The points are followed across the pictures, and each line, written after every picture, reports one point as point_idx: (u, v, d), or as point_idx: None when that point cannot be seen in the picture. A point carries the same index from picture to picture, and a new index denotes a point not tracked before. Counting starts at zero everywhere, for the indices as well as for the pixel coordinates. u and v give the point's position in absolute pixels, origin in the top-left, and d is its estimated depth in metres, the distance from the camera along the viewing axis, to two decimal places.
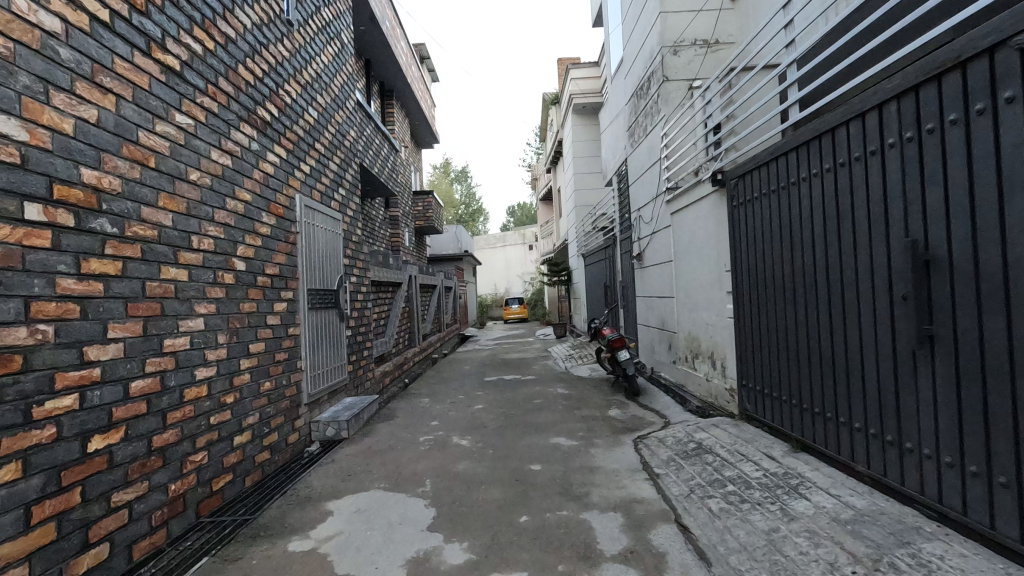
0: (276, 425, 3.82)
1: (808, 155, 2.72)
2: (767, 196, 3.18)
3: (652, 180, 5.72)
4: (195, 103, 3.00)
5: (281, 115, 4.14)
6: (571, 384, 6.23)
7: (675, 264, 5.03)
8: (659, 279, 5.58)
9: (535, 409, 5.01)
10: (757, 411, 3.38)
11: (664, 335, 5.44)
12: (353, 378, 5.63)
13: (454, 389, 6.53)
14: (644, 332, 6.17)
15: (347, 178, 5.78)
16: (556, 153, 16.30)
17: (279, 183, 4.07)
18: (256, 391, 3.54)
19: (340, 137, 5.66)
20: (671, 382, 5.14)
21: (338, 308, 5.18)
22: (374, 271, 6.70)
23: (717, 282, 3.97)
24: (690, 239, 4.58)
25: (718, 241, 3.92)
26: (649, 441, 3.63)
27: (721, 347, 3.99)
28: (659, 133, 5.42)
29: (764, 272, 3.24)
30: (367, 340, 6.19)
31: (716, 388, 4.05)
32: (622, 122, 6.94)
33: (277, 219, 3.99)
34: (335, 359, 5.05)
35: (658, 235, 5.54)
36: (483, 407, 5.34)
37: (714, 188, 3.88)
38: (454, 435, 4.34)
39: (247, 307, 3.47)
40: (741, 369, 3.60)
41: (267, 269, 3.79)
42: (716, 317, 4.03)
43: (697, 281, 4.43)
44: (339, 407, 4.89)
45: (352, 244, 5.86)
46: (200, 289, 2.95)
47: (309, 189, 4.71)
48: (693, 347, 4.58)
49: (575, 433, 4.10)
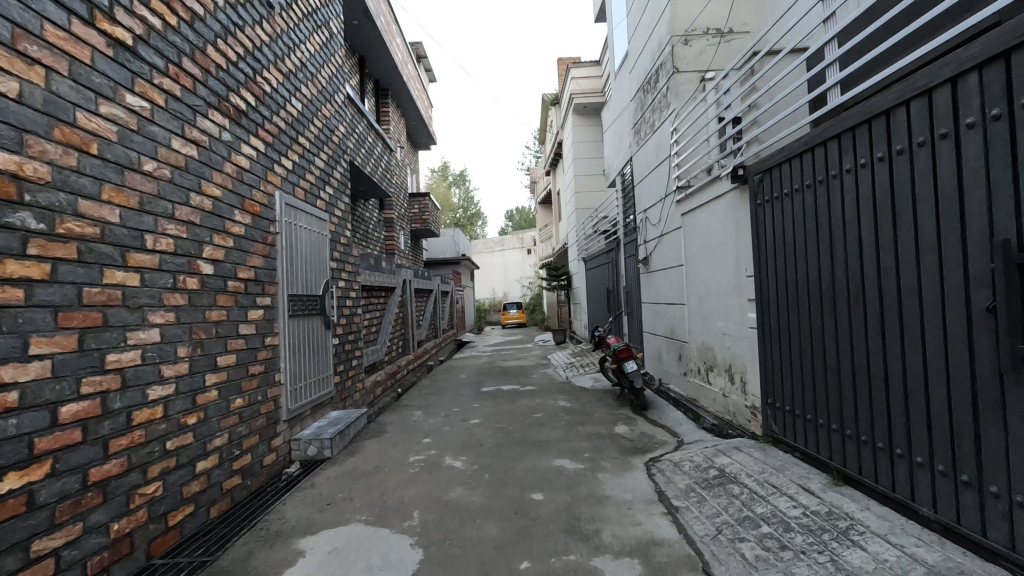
0: (249, 446, 3.44)
1: (855, 143, 2.39)
2: (800, 191, 2.84)
3: (660, 179, 5.37)
4: (152, 84, 2.64)
5: (258, 104, 3.78)
6: (573, 395, 5.87)
7: (687, 268, 4.67)
8: (668, 285, 5.24)
9: (536, 425, 4.64)
10: (785, 434, 3.02)
11: (673, 345, 5.09)
12: (340, 390, 5.26)
13: (449, 401, 6.14)
14: (650, 340, 5.82)
15: (335, 176, 5.41)
16: (556, 156, 15.98)
17: (256, 178, 3.70)
18: (225, 409, 3.17)
19: (328, 131, 5.30)
20: (681, 395, 4.78)
21: (324, 315, 4.80)
22: (365, 275, 6.34)
23: (737, 288, 3.61)
24: (704, 241, 4.22)
25: (739, 244, 3.56)
26: (663, 465, 3.27)
27: (740, 360, 3.63)
28: (668, 128, 5.08)
29: (796, 278, 2.89)
30: (357, 349, 5.82)
31: (735, 404, 3.69)
32: (627, 119, 6.59)
33: (253, 218, 3.63)
34: (320, 370, 4.68)
35: (667, 238, 5.20)
36: (479, 422, 4.97)
37: (735, 185, 3.53)
38: (447, 455, 3.97)
39: (215, 316, 3.10)
40: (766, 386, 3.23)
41: (241, 273, 3.42)
42: (735, 327, 3.67)
43: (712, 288, 4.08)
44: (323, 423, 4.53)
45: (340, 245, 5.49)
46: (155, 295, 2.58)
47: (292, 187, 4.34)
48: (708, 359, 4.22)
49: (580, 453, 3.74)
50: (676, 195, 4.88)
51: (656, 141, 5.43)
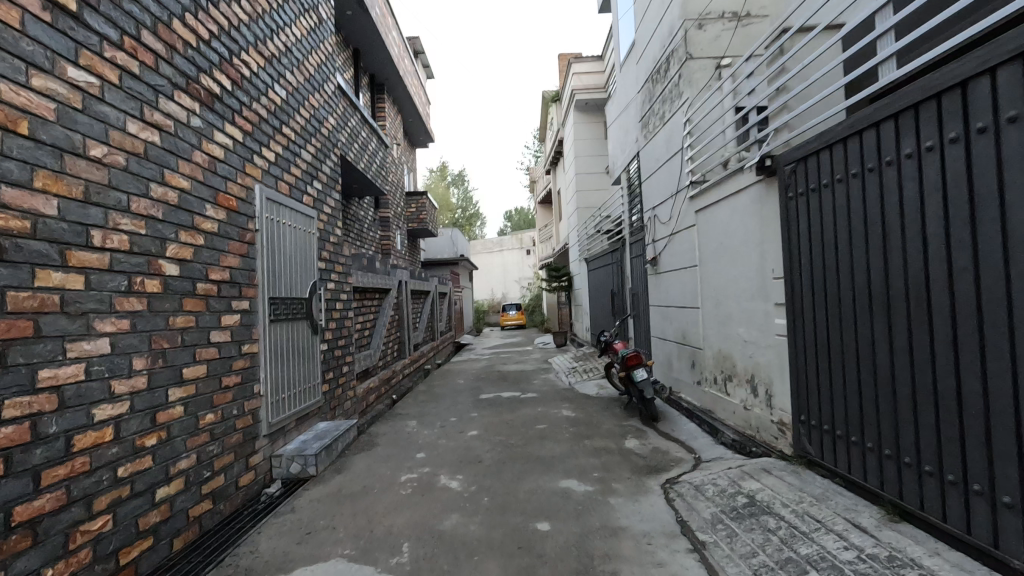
0: (222, 466, 3.09)
1: (918, 122, 1.99)
2: (841, 182, 2.48)
3: (670, 175, 5.03)
4: (103, 57, 2.30)
5: (235, 88, 3.44)
6: (577, 404, 5.54)
7: (702, 269, 4.33)
8: (679, 287, 4.90)
9: (539, 438, 4.30)
10: (821, 456, 2.68)
11: (685, 351, 4.76)
12: (329, 399, 4.92)
13: (445, 410, 5.80)
14: (660, 345, 5.49)
15: (324, 170, 5.06)
16: (556, 155, 15.67)
17: (232, 170, 3.36)
18: (193, 427, 2.83)
19: (317, 123, 4.96)
20: (695, 406, 4.45)
21: (311, 320, 4.46)
22: (356, 276, 5.99)
23: (762, 292, 3.27)
24: (722, 240, 3.89)
25: (764, 243, 3.22)
26: (683, 489, 2.93)
27: (765, 371, 3.29)
28: (680, 119, 4.74)
29: (834, 281, 2.54)
30: (348, 355, 5.48)
31: (759, 419, 3.36)
32: (634, 112, 6.24)
33: (228, 214, 3.28)
34: (306, 379, 4.34)
35: (678, 236, 4.87)
36: (478, 434, 4.63)
37: (760, 178, 3.19)
38: (442, 473, 3.63)
39: (181, 322, 2.76)
40: (795, 401, 2.89)
41: (213, 274, 3.08)
42: (759, 334, 3.34)
43: (731, 291, 3.74)
44: (309, 436, 4.18)
45: (329, 244, 5.15)
46: (103, 300, 2.25)
47: (274, 180, 3.99)
48: (726, 368, 3.88)
49: (589, 472, 3.40)
50: (690, 190, 4.54)
51: (667, 133, 5.09)
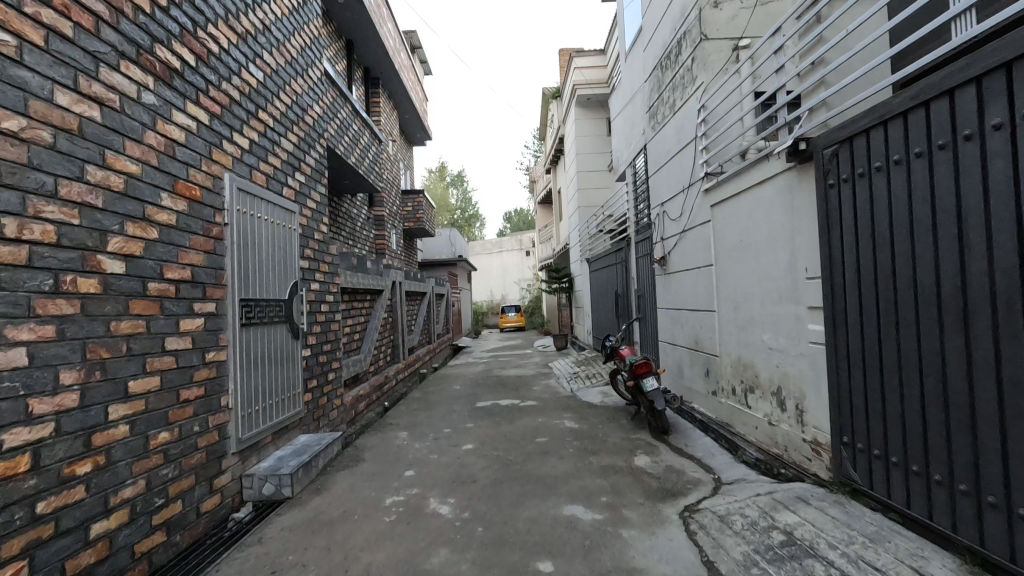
0: (179, 491, 2.72)
1: (1013, 85, 1.60)
2: (897, 163, 2.08)
3: (681, 167, 4.66)
4: (21, 14, 1.94)
5: (200, 64, 3.07)
6: (581, 413, 5.16)
7: (718, 269, 3.95)
8: (691, 288, 4.53)
9: (540, 454, 3.92)
10: (869, 486, 2.29)
11: (698, 358, 4.39)
12: (313, 409, 4.54)
13: (439, 419, 5.42)
14: (669, 351, 5.12)
15: (308, 161, 4.68)
16: (556, 154, 15.34)
17: (195, 155, 2.98)
18: (142, 449, 2.46)
19: (300, 109, 4.58)
20: (710, 418, 4.08)
21: (291, 323, 4.09)
22: (345, 276, 5.61)
23: (793, 294, 2.90)
24: (743, 236, 3.52)
25: (796, 238, 2.85)
26: (705, 519, 2.55)
27: (795, 383, 2.92)
28: (694, 106, 4.37)
29: (887, 280, 2.15)
30: (335, 360, 5.10)
31: (789, 437, 2.99)
32: (641, 103, 5.87)
33: (190, 205, 2.91)
34: (284, 388, 3.96)
35: (690, 233, 4.49)
36: (473, 448, 4.26)
37: (792, 165, 2.82)
38: (432, 495, 3.25)
39: (127, 328, 2.39)
40: (833, 420, 2.50)
41: (170, 272, 2.70)
42: (788, 341, 2.97)
43: (754, 293, 3.37)
44: (287, 451, 3.80)
45: (314, 241, 4.77)
46: (18, 302, 1.90)
47: (248, 170, 3.61)
48: (746, 378, 3.51)
49: (596, 497, 3.02)
50: (705, 182, 4.16)
51: (677, 122, 4.72)
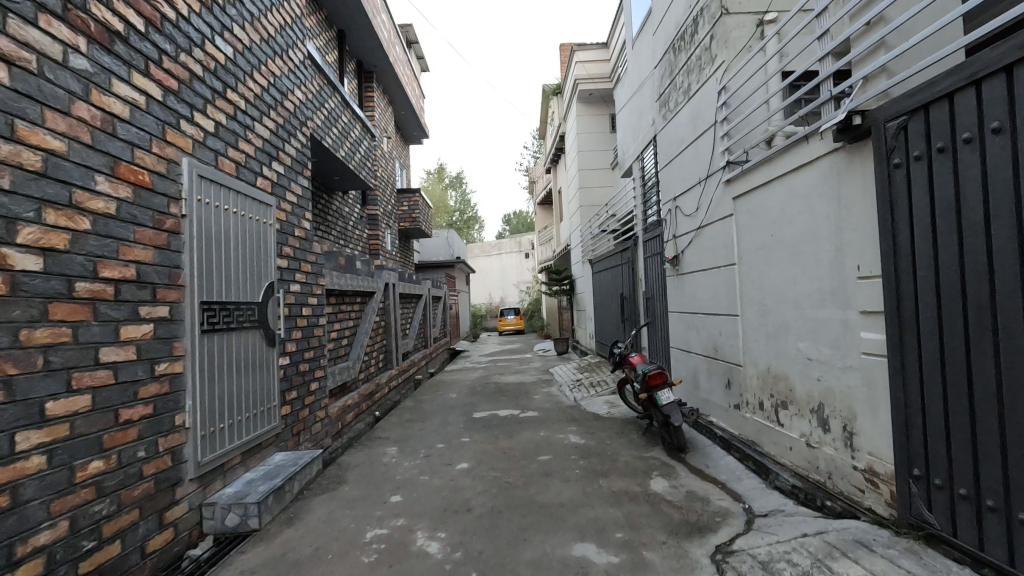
0: (119, 529, 2.29)
1: None
2: (996, 132, 1.66)
3: (697, 158, 4.23)
4: None
5: (151, 30, 2.65)
6: (586, 426, 4.73)
7: (743, 269, 3.53)
8: (709, 290, 4.11)
9: (544, 475, 3.49)
10: (952, 533, 1.87)
11: (718, 367, 3.98)
12: (293, 423, 4.11)
13: (432, 432, 4.99)
14: (683, 359, 4.70)
15: (288, 150, 4.26)
16: (556, 153, 14.95)
17: (144, 135, 2.57)
18: (65, 483, 2.04)
19: (279, 93, 4.15)
20: (733, 435, 3.65)
21: (265, 328, 3.67)
22: (331, 277, 5.19)
23: (841, 296, 2.48)
24: (773, 231, 3.11)
25: (844, 231, 2.44)
26: (745, 567, 2.12)
27: (842, 402, 2.50)
28: (713, 88, 3.95)
29: (978, 279, 1.74)
30: (319, 369, 4.66)
31: (835, 463, 2.57)
32: (650, 91, 5.46)
33: (135, 191, 2.49)
34: (257, 402, 3.54)
35: (709, 229, 4.07)
36: (469, 467, 3.83)
37: (842, 144, 2.39)
38: (420, 528, 2.83)
39: (45, 337, 1.99)
40: (899, 448, 2.08)
41: (109, 270, 2.29)
42: (833, 351, 2.55)
43: (789, 295, 2.95)
44: (258, 474, 3.37)
45: (295, 239, 4.33)
46: None
47: (213, 156, 3.19)
48: (778, 392, 3.10)
49: (610, 532, 2.60)
50: (725, 172, 3.74)
51: (693, 109, 4.29)
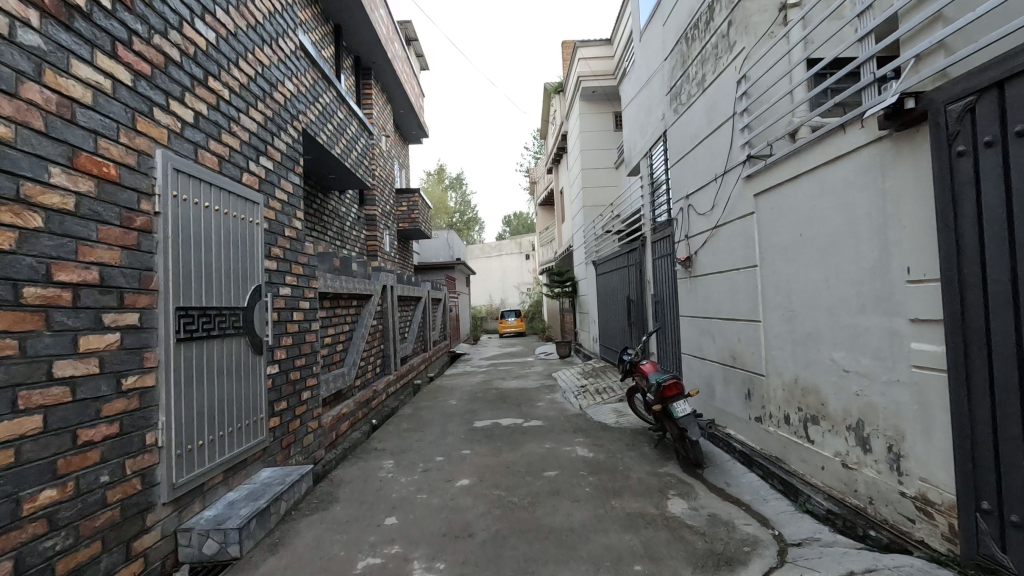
0: (77, 566, 2.04)
1: None
2: None
3: (713, 152, 3.97)
4: None
5: (120, 7, 2.40)
6: (594, 438, 4.47)
7: (765, 272, 3.28)
8: (726, 293, 3.85)
9: (551, 494, 3.23)
10: None
11: (736, 377, 3.72)
12: (282, 436, 3.85)
13: (431, 444, 4.72)
14: (697, 366, 4.43)
15: (277, 145, 3.99)
16: (557, 153, 14.69)
17: (110, 123, 2.31)
18: (8, 518, 1.78)
19: (268, 84, 3.89)
20: (754, 449, 3.40)
21: (252, 334, 3.41)
22: (325, 279, 4.94)
23: (886, 303, 2.23)
24: (801, 230, 2.85)
25: (889, 230, 2.19)
26: None
27: (887, 420, 2.24)
28: (731, 77, 3.69)
29: None
30: (311, 377, 4.40)
31: (877, 487, 2.31)
32: (660, 85, 5.20)
33: (99, 185, 2.23)
34: (243, 414, 3.29)
35: (726, 229, 3.81)
36: (470, 483, 3.57)
37: (890, 132, 2.13)
38: (417, 557, 2.57)
39: None
40: (963, 477, 1.83)
41: (65, 273, 2.05)
42: (876, 363, 2.30)
43: (821, 300, 2.69)
44: (242, 493, 3.11)
45: (285, 239, 4.06)
46: None
47: (192, 148, 2.93)
48: (808, 406, 2.84)
49: (628, 564, 2.34)
50: (745, 167, 3.48)
51: (709, 101, 4.04)
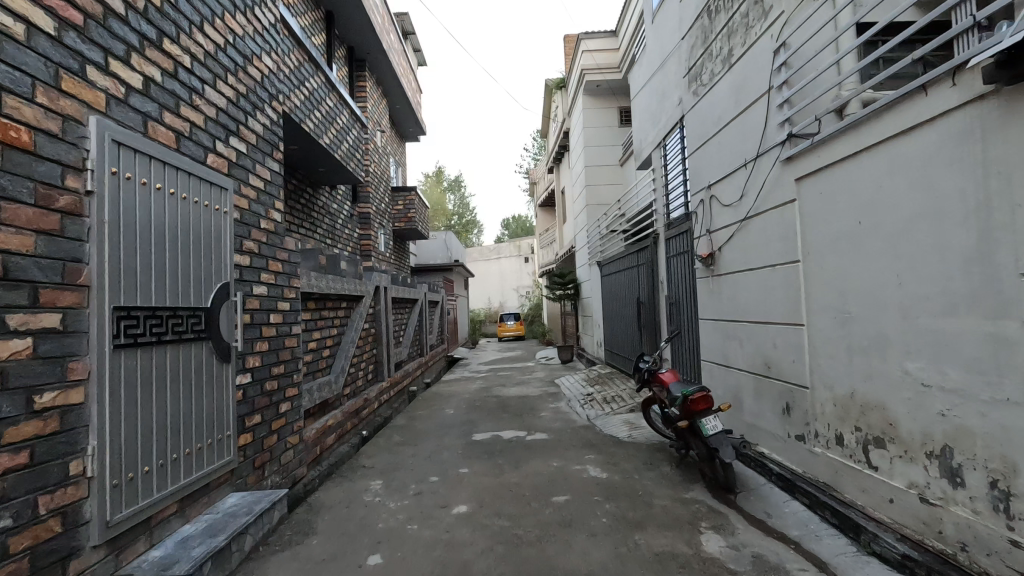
0: None
1: None
2: None
3: (744, 135, 3.53)
4: None
5: None
6: (606, 455, 4.01)
7: (810, 267, 2.83)
8: (758, 293, 3.40)
9: (563, 526, 2.77)
10: None
11: (771, 388, 3.27)
12: (256, 454, 3.39)
13: (425, 460, 4.27)
14: (723, 376, 3.97)
15: (252, 124, 3.54)
16: (558, 151, 14.25)
17: (19, 78, 1.86)
18: None
19: (240, 55, 3.44)
20: (796, 473, 2.94)
21: (218, 339, 2.96)
22: (308, 278, 4.48)
23: (990, 302, 1.79)
24: (860, 216, 2.41)
25: (999, 210, 1.75)
26: None
27: (989, 449, 1.80)
28: (766, 48, 3.25)
29: None
30: (292, 387, 3.93)
31: (974, 530, 1.87)
32: (676, 66, 4.77)
33: (5, 151, 1.81)
34: (206, 432, 2.83)
35: (758, 220, 3.36)
36: (469, 509, 3.12)
37: (1004, 86, 1.70)
38: None
39: None
40: None
41: None
42: (975, 377, 1.85)
43: (888, 299, 2.26)
44: (202, 525, 2.66)
45: (260, 231, 3.61)
46: None
47: (139, 119, 2.47)
48: (868, 426, 2.40)
49: None
50: (783, 149, 3.03)
51: (737, 77, 3.60)
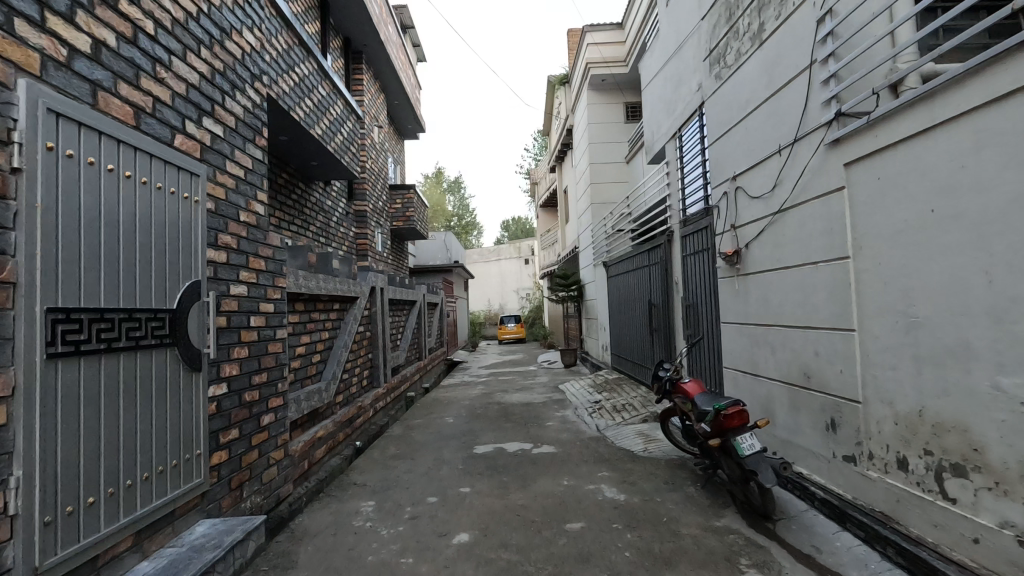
0: None
1: None
2: None
3: (778, 119, 3.17)
4: None
5: None
6: (622, 472, 3.65)
7: (863, 265, 2.47)
8: (795, 295, 3.04)
9: (580, 561, 2.41)
10: None
11: (811, 402, 2.90)
12: (233, 474, 3.01)
13: (422, 477, 3.90)
14: (750, 386, 3.61)
15: (229, 104, 3.17)
16: (562, 150, 13.92)
17: None
18: None
19: (216, 26, 3.07)
20: (845, 500, 2.58)
21: (186, 346, 2.59)
22: (296, 277, 4.10)
23: None
24: (935, 204, 2.05)
25: None
26: None
27: None
28: (806, 19, 2.89)
29: None
30: (276, 397, 3.56)
31: None
32: (695, 49, 4.42)
33: None
34: (172, 452, 2.47)
35: (797, 212, 2.99)
36: (472, 538, 2.76)
37: None
38: None
39: None
40: None
41: None
42: None
43: (973, 301, 1.90)
44: (163, 560, 2.29)
45: (239, 224, 3.23)
46: None
47: (87, 87, 2.11)
48: (942, 450, 2.05)
49: None
50: (829, 130, 2.67)
51: (770, 55, 3.24)
